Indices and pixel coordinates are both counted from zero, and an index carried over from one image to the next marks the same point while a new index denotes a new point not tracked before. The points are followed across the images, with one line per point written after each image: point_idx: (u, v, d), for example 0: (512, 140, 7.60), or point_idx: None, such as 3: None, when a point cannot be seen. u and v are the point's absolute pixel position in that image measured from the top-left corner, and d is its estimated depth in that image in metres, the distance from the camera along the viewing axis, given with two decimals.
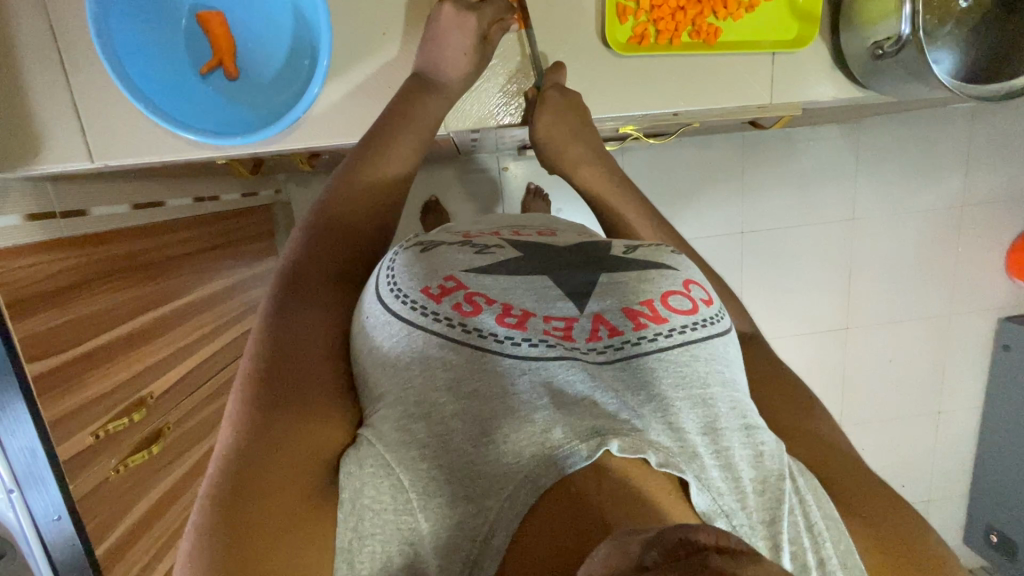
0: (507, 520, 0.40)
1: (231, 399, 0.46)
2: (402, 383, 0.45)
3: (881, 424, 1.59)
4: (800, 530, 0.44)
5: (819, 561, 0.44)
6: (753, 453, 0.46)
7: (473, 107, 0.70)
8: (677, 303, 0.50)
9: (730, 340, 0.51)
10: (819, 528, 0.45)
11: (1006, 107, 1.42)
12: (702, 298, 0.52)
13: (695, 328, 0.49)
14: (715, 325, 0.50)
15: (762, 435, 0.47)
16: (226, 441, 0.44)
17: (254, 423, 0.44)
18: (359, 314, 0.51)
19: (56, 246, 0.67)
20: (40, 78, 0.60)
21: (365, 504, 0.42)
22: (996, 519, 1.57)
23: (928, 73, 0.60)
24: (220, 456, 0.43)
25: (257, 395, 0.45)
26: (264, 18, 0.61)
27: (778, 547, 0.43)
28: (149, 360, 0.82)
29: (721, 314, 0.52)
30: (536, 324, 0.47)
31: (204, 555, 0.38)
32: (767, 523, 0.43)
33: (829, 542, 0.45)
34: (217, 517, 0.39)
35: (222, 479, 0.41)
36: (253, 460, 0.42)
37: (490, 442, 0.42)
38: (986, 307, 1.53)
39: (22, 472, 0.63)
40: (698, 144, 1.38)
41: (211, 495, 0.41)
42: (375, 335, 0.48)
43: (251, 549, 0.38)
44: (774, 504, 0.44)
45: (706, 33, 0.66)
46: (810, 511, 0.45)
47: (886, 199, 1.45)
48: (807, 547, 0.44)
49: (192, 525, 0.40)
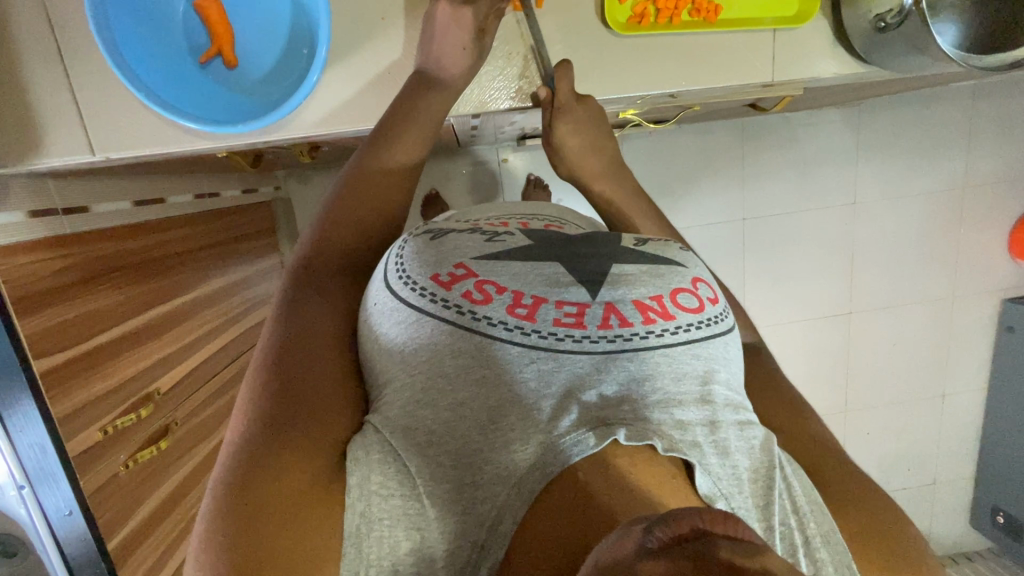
0: (514, 507, 0.40)
1: (242, 387, 0.46)
2: (408, 368, 0.45)
3: (884, 408, 1.59)
4: (788, 512, 0.44)
5: (805, 540, 0.43)
6: (749, 445, 0.46)
7: (475, 91, 0.70)
8: (685, 301, 0.49)
9: (733, 339, 0.51)
10: (804, 509, 0.45)
11: (1006, 86, 1.42)
12: (709, 296, 0.51)
13: (700, 327, 0.48)
14: (718, 325, 0.49)
15: (755, 428, 0.47)
16: (237, 429, 0.44)
17: (262, 412, 0.43)
18: (366, 301, 0.51)
19: (60, 243, 0.67)
20: (39, 71, 0.60)
21: (372, 490, 0.41)
22: (1001, 500, 1.57)
23: (930, 42, 0.60)
24: (230, 445, 0.43)
25: (266, 385, 0.45)
26: (262, 6, 0.61)
27: (772, 529, 0.43)
28: (156, 355, 0.83)
29: (726, 312, 0.52)
30: (548, 312, 0.46)
31: (215, 543, 0.38)
32: (761, 507, 0.43)
33: (814, 523, 0.44)
34: (224, 506, 0.39)
35: (231, 468, 0.41)
36: (261, 448, 0.41)
37: (497, 430, 0.43)
38: (989, 288, 1.53)
39: (33, 468, 0.64)
40: (698, 132, 1.38)
41: (222, 482, 0.40)
42: (381, 321, 0.48)
43: (255, 540, 0.37)
44: (766, 491, 0.44)
45: (707, 11, 0.65)
46: (797, 494, 0.45)
47: (886, 181, 1.45)
48: (795, 528, 0.44)
49: (203, 514, 0.40)
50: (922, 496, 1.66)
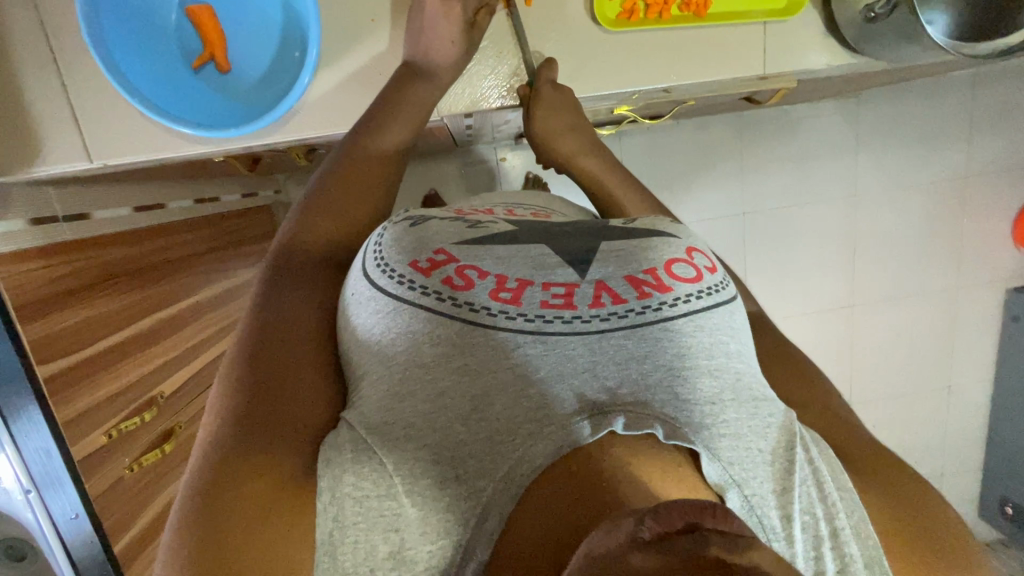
0: (501, 502, 0.40)
1: (217, 387, 0.47)
2: (386, 360, 0.45)
3: (890, 400, 1.59)
4: (813, 501, 0.44)
5: (832, 531, 0.43)
6: (764, 424, 0.45)
7: (464, 91, 0.70)
8: (681, 271, 0.48)
9: (736, 307, 0.50)
10: (833, 497, 0.44)
11: (1006, 75, 1.41)
12: (706, 265, 0.50)
13: (699, 297, 0.47)
14: (719, 294, 0.49)
15: (769, 406, 0.46)
16: (211, 428, 0.44)
17: (239, 412, 0.44)
18: (344, 292, 0.51)
19: (61, 249, 0.68)
20: (36, 81, 0.60)
21: (346, 492, 0.40)
22: (1009, 491, 1.56)
23: (920, 32, 0.60)
24: (203, 445, 0.43)
25: (241, 386, 0.45)
26: (253, 11, 0.61)
27: (790, 519, 0.42)
28: (159, 360, 0.83)
29: (726, 281, 0.51)
30: (534, 294, 0.46)
31: (183, 548, 0.38)
32: (779, 493, 0.43)
33: (843, 513, 0.44)
34: (196, 507, 0.39)
35: (202, 470, 0.41)
36: (236, 446, 0.42)
37: (482, 420, 0.42)
38: (993, 278, 1.52)
39: (38, 473, 0.65)
40: (696, 126, 1.37)
41: (193, 484, 0.41)
42: (359, 311, 0.48)
43: (224, 549, 0.38)
44: (785, 474, 0.43)
45: (697, 5, 0.65)
46: (824, 482, 0.45)
47: (886, 172, 1.44)
48: (822, 518, 0.43)
49: (173, 518, 0.40)
50: None
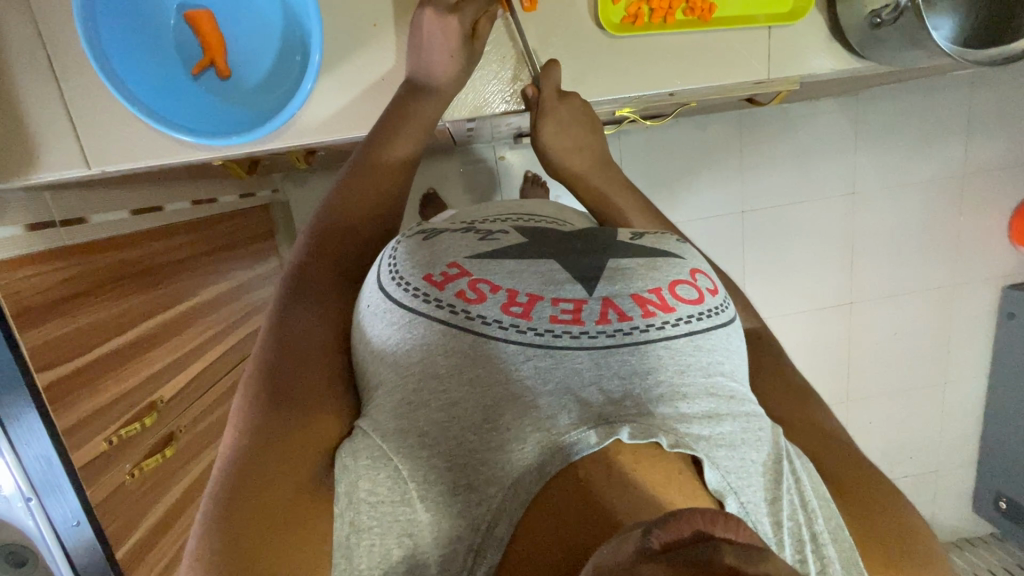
0: (511, 509, 0.40)
1: (236, 397, 0.47)
2: (401, 370, 0.44)
3: (887, 396, 1.60)
4: (797, 508, 0.44)
5: (812, 536, 0.43)
6: (755, 437, 0.45)
7: (470, 96, 0.69)
8: (684, 292, 0.48)
9: (734, 329, 0.50)
10: (812, 504, 0.45)
11: (1003, 73, 1.41)
12: (708, 287, 0.50)
13: (700, 319, 0.47)
14: (718, 316, 0.49)
15: (760, 421, 0.47)
16: (231, 442, 0.44)
17: (256, 423, 0.44)
18: (358, 304, 0.51)
19: (58, 255, 0.67)
20: (32, 86, 0.60)
21: (361, 497, 0.40)
22: (1004, 487, 1.57)
23: (925, 38, 0.60)
24: (225, 455, 0.43)
25: (257, 397, 0.45)
26: (252, 15, 0.60)
27: (780, 525, 0.42)
28: (158, 363, 0.83)
29: (726, 303, 0.51)
30: (544, 309, 0.45)
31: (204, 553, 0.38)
32: (769, 501, 0.43)
33: (822, 519, 0.45)
34: (214, 516, 0.39)
35: (221, 480, 0.41)
36: (253, 456, 0.42)
37: (494, 430, 0.42)
38: (989, 275, 1.53)
39: (38, 480, 0.64)
40: (696, 125, 1.37)
41: (213, 491, 0.41)
42: (372, 324, 0.47)
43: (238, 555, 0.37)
44: (774, 484, 0.44)
45: (701, 9, 0.65)
46: (805, 490, 0.45)
47: (885, 171, 1.44)
48: (804, 524, 0.43)
49: (199, 520, 0.40)
50: (925, 484, 1.67)
